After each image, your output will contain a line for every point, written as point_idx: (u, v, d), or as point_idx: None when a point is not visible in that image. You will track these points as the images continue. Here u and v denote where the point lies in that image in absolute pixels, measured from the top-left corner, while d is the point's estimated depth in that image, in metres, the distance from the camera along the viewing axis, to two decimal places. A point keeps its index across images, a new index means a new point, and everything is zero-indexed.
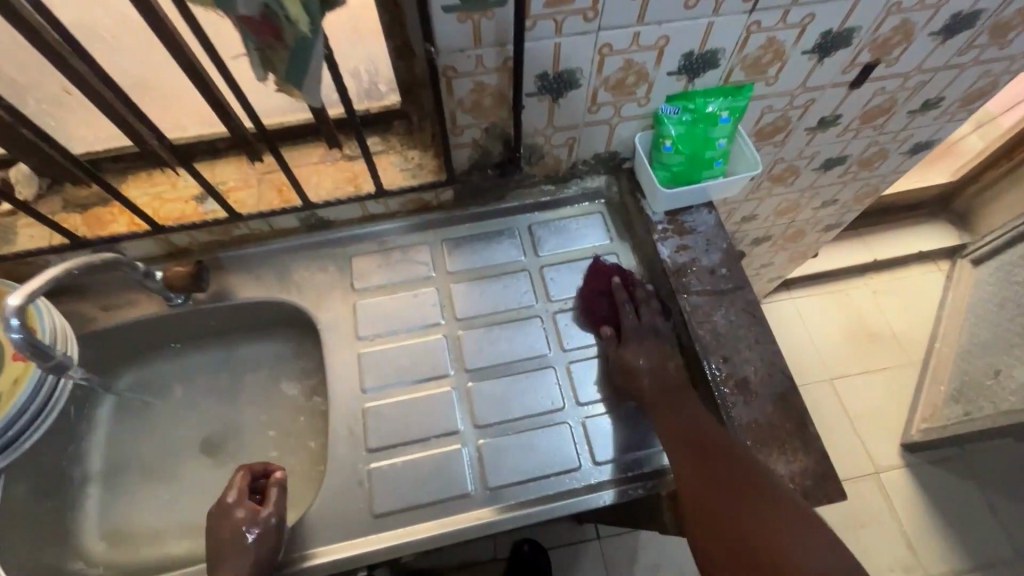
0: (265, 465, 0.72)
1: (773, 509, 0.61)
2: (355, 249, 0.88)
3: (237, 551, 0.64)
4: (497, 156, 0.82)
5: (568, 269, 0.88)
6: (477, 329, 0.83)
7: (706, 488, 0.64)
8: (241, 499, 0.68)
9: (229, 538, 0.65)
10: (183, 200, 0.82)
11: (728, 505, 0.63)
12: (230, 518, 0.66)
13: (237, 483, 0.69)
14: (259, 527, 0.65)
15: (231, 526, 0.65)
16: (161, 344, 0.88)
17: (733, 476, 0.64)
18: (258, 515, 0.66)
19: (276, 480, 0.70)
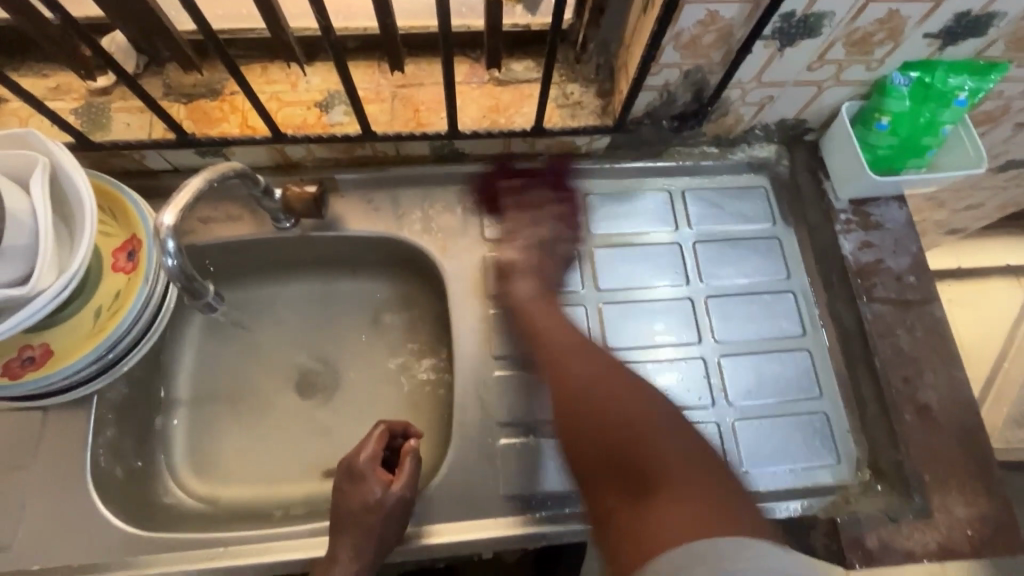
0: (403, 426, 0.62)
1: (652, 443, 0.56)
2: (486, 191, 0.77)
3: (366, 528, 0.54)
4: (680, 106, 0.69)
5: (725, 250, 0.78)
6: (620, 303, 0.74)
7: (607, 403, 0.60)
8: (375, 463, 0.58)
9: (359, 509, 0.55)
10: (304, 105, 0.70)
11: (620, 420, 0.58)
12: (362, 484, 0.56)
13: (373, 443, 0.59)
14: (392, 502, 0.55)
15: (362, 493, 0.56)
16: (260, 267, 0.78)
17: (603, 411, 0.59)
18: (390, 489, 0.56)
19: (413, 449, 0.59)
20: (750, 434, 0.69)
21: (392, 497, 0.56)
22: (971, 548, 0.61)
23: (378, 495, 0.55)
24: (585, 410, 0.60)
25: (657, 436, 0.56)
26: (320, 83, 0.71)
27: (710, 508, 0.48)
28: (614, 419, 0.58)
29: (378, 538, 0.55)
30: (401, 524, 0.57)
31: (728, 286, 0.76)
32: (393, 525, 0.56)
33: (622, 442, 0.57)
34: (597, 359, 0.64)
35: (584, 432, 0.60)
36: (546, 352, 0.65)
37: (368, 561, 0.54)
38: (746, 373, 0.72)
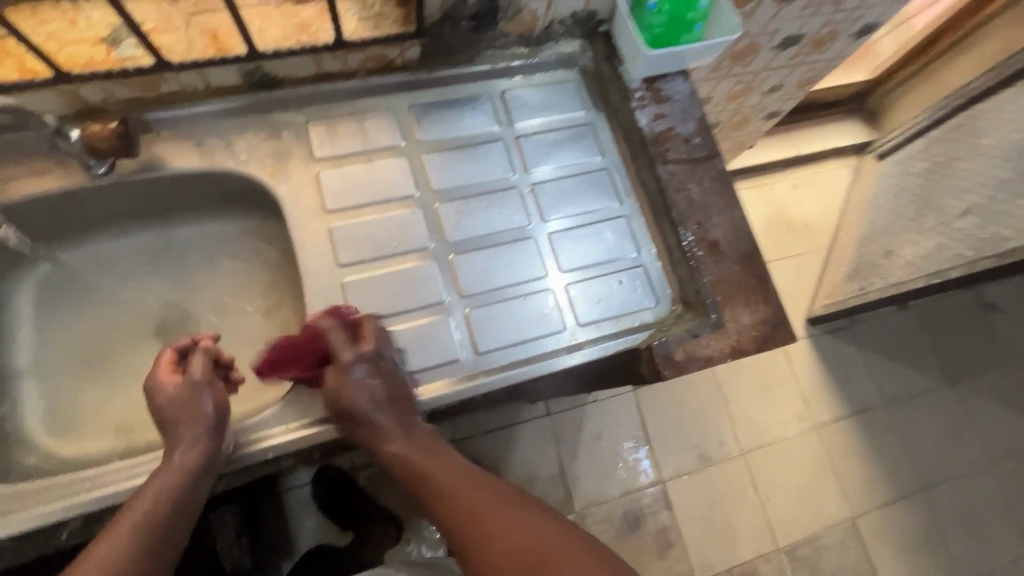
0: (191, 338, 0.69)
1: (509, 511, 0.64)
2: (310, 114, 0.79)
3: (177, 415, 0.62)
4: (472, 6, 0.74)
5: (545, 141, 0.85)
6: (454, 201, 0.80)
7: (478, 487, 0.67)
8: (167, 373, 0.65)
9: (168, 403, 0.63)
10: (88, 41, 0.67)
11: (487, 516, 0.63)
12: (155, 391, 0.64)
13: (164, 357, 0.67)
14: (196, 385, 0.64)
15: (160, 395, 0.63)
16: (85, 223, 0.76)
17: (471, 508, 0.64)
18: (182, 382, 0.64)
19: (202, 345, 0.67)
20: (583, 294, 0.79)
21: (186, 389, 0.64)
22: (756, 345, 0.75)
23: (178, 387, 0.64)
24: (465, 522, 0.63)
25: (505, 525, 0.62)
26: (101, 17, 0.68)
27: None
28: (478, 507, 0.64)
29: (195, 417, 0.62)
30: (216, 402, 0.64)
31: (551, 172, 0.84)
32: (206, 401, 0.63)
33: (484, 517, 0.63)
34: (443, 465, 0.70)
35: (472, 507, 0.64)
36: (494, 399, 0.72)
37: (196, 437, 0.61)
38: (572, 245, 0.81)
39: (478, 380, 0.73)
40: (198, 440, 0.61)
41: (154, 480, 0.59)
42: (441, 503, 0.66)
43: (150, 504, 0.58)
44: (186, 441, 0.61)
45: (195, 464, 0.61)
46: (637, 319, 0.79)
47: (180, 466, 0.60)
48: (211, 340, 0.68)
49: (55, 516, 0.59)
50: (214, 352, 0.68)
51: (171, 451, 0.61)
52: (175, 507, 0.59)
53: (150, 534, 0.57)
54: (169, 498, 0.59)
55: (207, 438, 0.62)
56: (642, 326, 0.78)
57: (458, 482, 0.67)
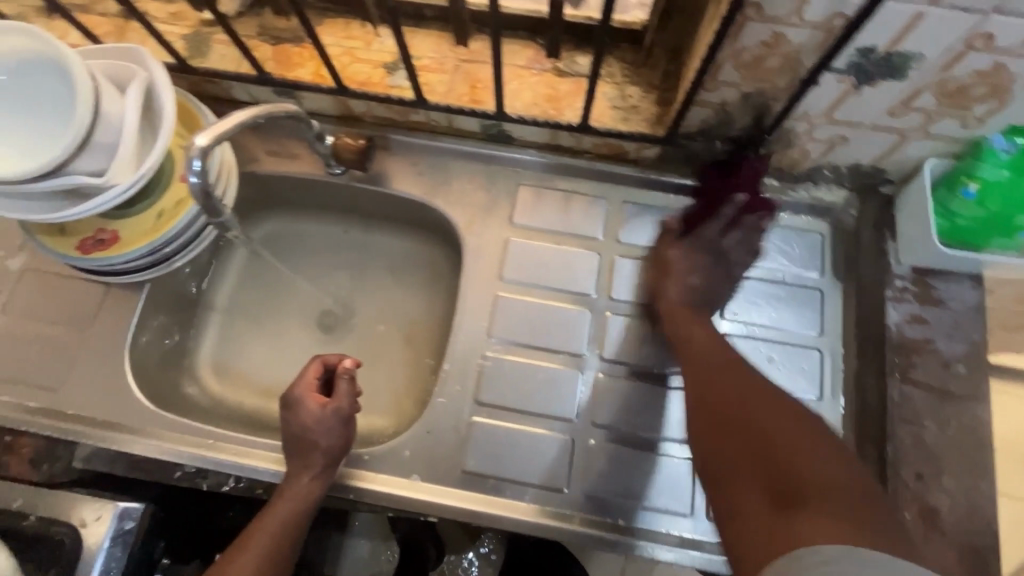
0: (337, 357, 0.68)
1: (811, 462, 0.49)
2: (524, 177, 0.77)
3: (315, 441, 0.63)
4: (737, 130, 0.65)
5: (757, 291, 0.72)
6: (629, 317, 0.72)
7: (717, 381, 0.59)
8: (315, 392, 0.66)
9: (307, 426, 0.64)
10: (372, 63, 0.74)
11: (746, 416, 0.55)
12: (302, 407, 0.64)
13: (309, 374, 0.67)
14: (341, 417, 0.65)
15: (303, 415, 0.64)
16: (308, 206, 0.85)
17: (759, 437, 0.52)
18: (325, 410, 0.64)
19: (344, 373, 0.66)
20: None
21: (326, 415, 0.64)
22: None
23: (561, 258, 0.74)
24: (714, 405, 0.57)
25: (815, 442, 0.51)
26: (391, 45, 0.74)
27: (849, 528, 0.43)
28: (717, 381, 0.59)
29: (325, 448, 0.64)
30: (346, 437, 0.65)
31: (750, 328, 0.71)
32: (343, 438, 0.65)
33: (761, 434, 0.53)
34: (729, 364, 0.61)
35: (699, 403, 0.58)
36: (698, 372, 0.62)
37: (323, 466, 0.64)
38: None
39: (573, 524, 0.65)
40: (324, 475, 0.64)
41: (280, 504, 0.62)
42: (697, 378, 0.60)
43: (273, 530, 0.61)
44: (314, 475, 0.63)
45: (315, 494, 0.63)
46: None
47: (303, 494, 0.62)
48: (354, 368, 0.67)
49: (178, 455, 0.68)
50: (353, 386, 0.67)
51: (298, 474, 0.63)
52: (296, 532, 0.62)
53: (274, 557, 0.60)
54: (287, 530, 0.61)
55: (329, 470, 0.64)
56: None
57: (727, 381, 0.58)
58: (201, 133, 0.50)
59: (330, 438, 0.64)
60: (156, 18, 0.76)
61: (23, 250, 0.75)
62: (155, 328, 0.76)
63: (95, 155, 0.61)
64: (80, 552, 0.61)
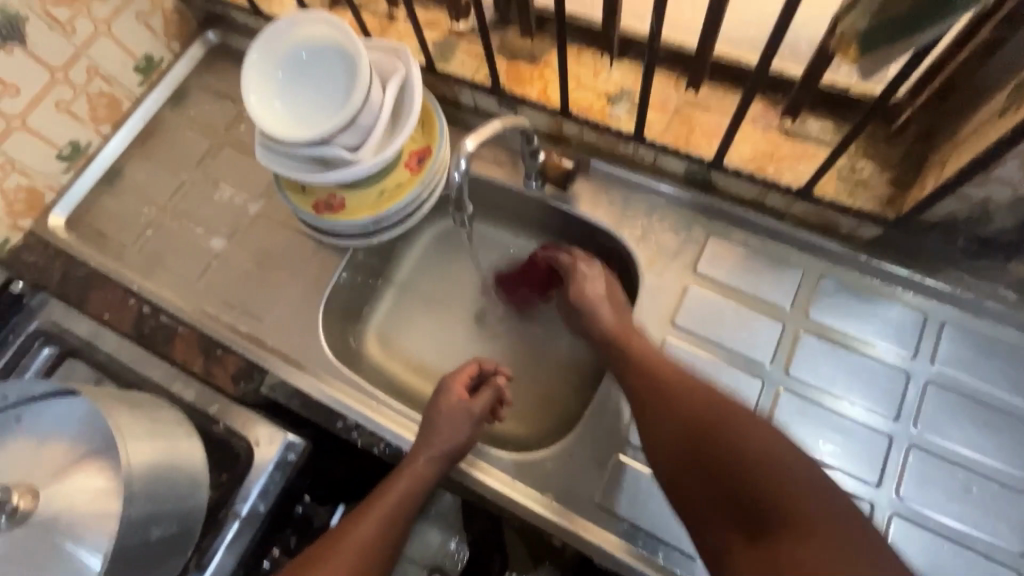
0: (494, 367, 0.76)
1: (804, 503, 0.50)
2: (716, 229, 0.76)
3: (440, 426, 0.67)
4: (990, 231, 0.59)
5: (962, 408, 0.65)
6: (803, 398, 0.67)
7: (680, 391, 0.62)
8: (463, 385, 0.73)
9: (446, 409, 0.69)
10: (597, 93, 0.77)
11: (720, 441, 0.56)
12: (445, 394, 0.71)
13: (462, 371, 0.74)
14: (470, 415, 0.70)
15: (446, 398, 0.70)
16: (494, 211, 0.91)
17: (730, 451, 0.55)
18: (460, 403, 0.70)
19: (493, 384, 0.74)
20: None
21: (460, 409, 0.70)
22: None
23: (602, 279, 0.75)
24: (707, 427, 0.58)
25: (758, 448, 0.54)
26: (619, 78, 0.77)
27: (843, 557, 0.46)
28: (694, 395, 0.61)
29: (450, 439, 0.67)
30: (468, 438, 0.68)
31: (946, 447, 0.64)
32: (465, 434, 0.68)
33: (734, 461, 0.55)
34: (699, 396, 0.61)
35: (674, 444, 0.59)
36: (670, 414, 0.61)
37: (441, 454, 0.66)
38: (918, 548, 0.61)
39: None
40: (443, 464, 0.67)
41: (400, 478, 0.66)
42: (658, 395, 0.63)
43: (391, 501, 0.65)
44: (431, 459, 0.66)
45: (429, 476, 0.66)
46: None
47: (416, 474, 0.66)
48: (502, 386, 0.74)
49: (344, 407, 0.75)
50: (496, 391, 0.73)
51: (416, 454, 0.67)
52: (406, 509, 0.66)
53: (386, 527, 0.64)
54: (399, 505, 0.65)
55: (443, 462, 0.66)
56: None
57: (700, 396, 0.61)
58: (472, 136, 0.64)
59: (456, 429, 0.68)
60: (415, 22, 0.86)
61: (263, 198, 0.89)
62: (345, 288, 0.85)
63: (354, 133, 0.69)
64: (250, 471, 0.68)
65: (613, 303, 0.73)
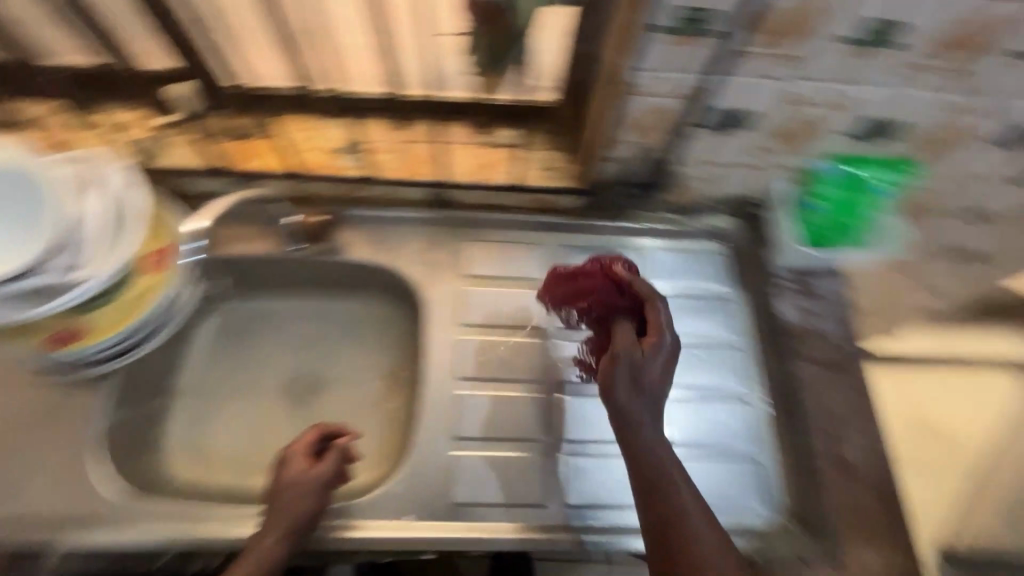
0: (338, 428, 0.74)
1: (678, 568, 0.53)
2: (467, 234, 0.88)
3: (285, 500, 0.65)
4: (637, 177, 0.81)
5: (677, 305, 0.86)
6: (577, 342, 0.82)
7: (657, 493, 0.56)
8: (305, 455, 0.70)
9: (288, 485, 0.66)
10: (323, 151, 0.83)
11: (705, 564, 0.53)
12: (287, 466, 0.68)
13: (305, 438, 0.71)
14: (319, 480, 0.67)
15: (288, 474, 0.67)
16: (268, 284, 0.90)
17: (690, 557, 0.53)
18: (306, 471, 0.67)
19: (337, 444, 0.71)
20: (685, 475, 0.75)
21: (306, 476, 0.67)
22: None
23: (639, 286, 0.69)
24: (667, 531, 0.55)
25: None
26: (339, 134, 0.85)
27: None
28: (644, 482, 0.57)
29: (298, 511, 0.65)
30: (319, 506, 0.67)
31: (676, 337, 0.84)
32: (313, 501, 0.66)
33: None
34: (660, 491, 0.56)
35: (647, 535, 0.56)
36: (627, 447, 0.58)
37: (288, 531, 0.64)
38: (688, 417, 0.78)
39: (560, 535, 0.70)
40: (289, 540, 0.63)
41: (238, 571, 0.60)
42: (653, 495, 0.56)
43: None
44: (277, 539, 0.63)
45: (276, 560, 0.62)
46: (740, 520, 0.72)
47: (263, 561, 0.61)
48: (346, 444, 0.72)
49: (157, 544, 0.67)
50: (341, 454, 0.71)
51: (259, 538, 0.63)
52: None
53: None
54: None
55: (294, 538, 0.64)
56: (746, 531, 0.72)
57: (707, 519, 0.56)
58: None
59: (304, 497, 0.66)
60: (109, 126, 0.81)
61: None
62: (118, 420, 0.75)
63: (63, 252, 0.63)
64: None
65: (665, 362, 0.63)
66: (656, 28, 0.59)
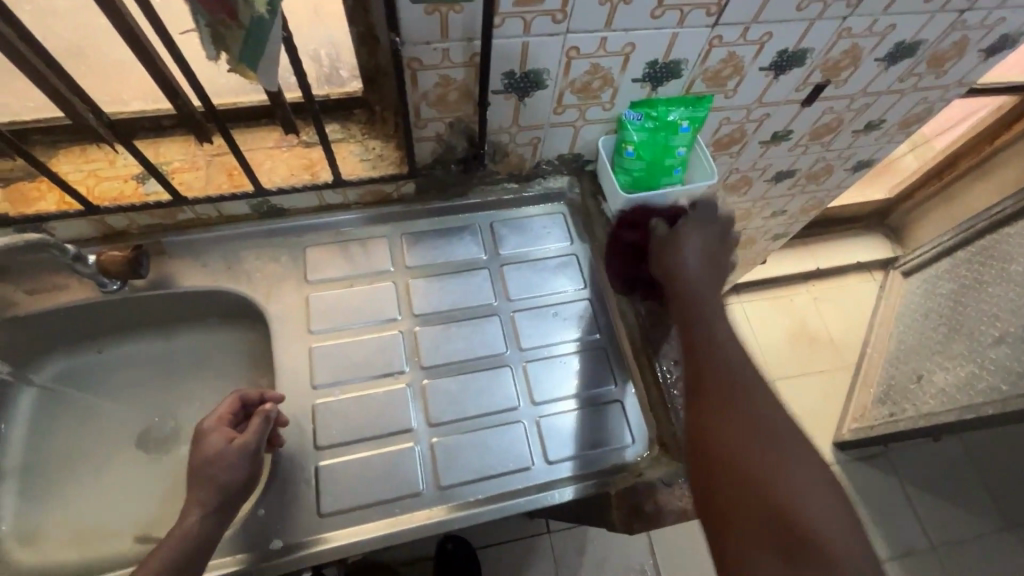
0: (259, 395, 0.70)
1: (786, 474, 0.52)
2: (305, 239, 0.85)
3: (212, 472, 0.61)
4: (460, 152, 0.81)
5: (527, 269, 0.88)
6: (433, 325, 0.82)
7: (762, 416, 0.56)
8: (225, 426, 0.66)
9: (209, 460, 0.62)
10: (121, 179, 0.77)
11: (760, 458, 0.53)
12: (206, 441, 0.64)
13: (223, 408, 0.68)
14: (245, 451, 0.63)
15: (208, 448, 0.63)
16: (95, 333, 0.82)
17: (768, 463, 0.53)
18: (230, 441, 0.64)
19: (260, 410, 0.65)
20: (555, 430, 0.77)
21: (228, 448, 0.63)
22: None
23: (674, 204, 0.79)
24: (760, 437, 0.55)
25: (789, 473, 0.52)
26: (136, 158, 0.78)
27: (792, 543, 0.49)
28: (737, 400, 0.57)
29: (224, 483, 0.62)
30: (249, 471, 0.64)
31: (530, 300, 0.86)
32: (243, 469, 0.63)
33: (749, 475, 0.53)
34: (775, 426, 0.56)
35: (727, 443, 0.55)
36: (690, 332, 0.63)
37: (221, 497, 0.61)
38: (549, 373, 0.80)
39: (439, 517, 0.71)
40: (213, 514, 0.60)
41: (161, 548, 0.57)
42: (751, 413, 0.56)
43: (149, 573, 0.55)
44: (203, 512, 0.60)
45: (206, 535, 0.59)
46: (610, 459, 0.76)
47: (187, 534, 0.58)
48: (273, 408, 0.66)
49: None
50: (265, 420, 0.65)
51: (185, 512, 0.60)
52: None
53: None
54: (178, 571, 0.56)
55: (218, 513, 0.61)
56: (617, 468, 0.75)
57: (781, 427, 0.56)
58: None
59: (234, 466, 0.62)
60: None
61: None
62: None
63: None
64: None
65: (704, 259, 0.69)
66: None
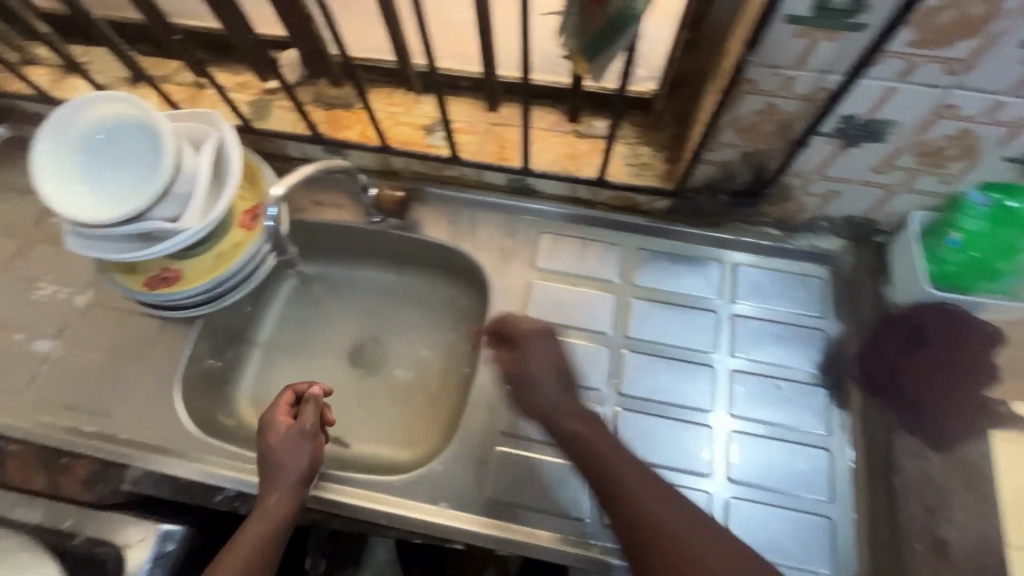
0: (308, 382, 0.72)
1: None
2: (544, 225, 0.85)
3: (280, 462, 0.65)
4: (738, 184, 0.73)
5: (758, 328, 0.78)
6: (643, 354, 0.77)
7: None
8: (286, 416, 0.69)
9: (274, 449, 0.66)
10: (412, 126, 0.84)
11: None
12: (270, 431, 0.67)
13: (284, 399, 0.70)
14: (303, 436, 0.67)
15: (273, 437, 0.67)
16: (346, 251, 0.93)
17: None
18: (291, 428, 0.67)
19: (311, 396, 0.70)
20: (743, 518, 0.68)
21: (291, 436, 0.67)
22: None
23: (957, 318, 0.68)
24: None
25: None
26: (430, 110, 0.84)
27: None
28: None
29: (298, 469, 0.66)
30: (311, 462, 0.67)
31: (754, 364, 0.76)
32: (306, 455, 0.67)
33: None
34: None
35: None
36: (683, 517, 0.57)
37: (292, 489, 0.65)
38: (755, 453, 0.71)
39: (597, 553, 0.67)
40: (293, 499, 0.65)
41: (250, 527, 0.62)
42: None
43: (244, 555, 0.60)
44: (282, 497, 0.64)
45: (285, 518, 0.63)
46: None
47: (273, 514, 0.63)
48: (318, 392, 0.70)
49: (220, 480, 0.72)
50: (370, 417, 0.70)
51: (267, 496, 0.64)
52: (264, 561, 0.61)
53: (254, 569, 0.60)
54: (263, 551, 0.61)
55: (298, 493, 0.65)
56: None
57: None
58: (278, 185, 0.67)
59: (298, 458, 0.66)
60: (226, 87, 0.87)
61: (91, 287, 0.83)
62: (202, 360, 0.82)
63: (172, 204, 0.69)
64: (122, 570, 0.65)
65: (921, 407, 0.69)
66: (791, 17, 0.50)
